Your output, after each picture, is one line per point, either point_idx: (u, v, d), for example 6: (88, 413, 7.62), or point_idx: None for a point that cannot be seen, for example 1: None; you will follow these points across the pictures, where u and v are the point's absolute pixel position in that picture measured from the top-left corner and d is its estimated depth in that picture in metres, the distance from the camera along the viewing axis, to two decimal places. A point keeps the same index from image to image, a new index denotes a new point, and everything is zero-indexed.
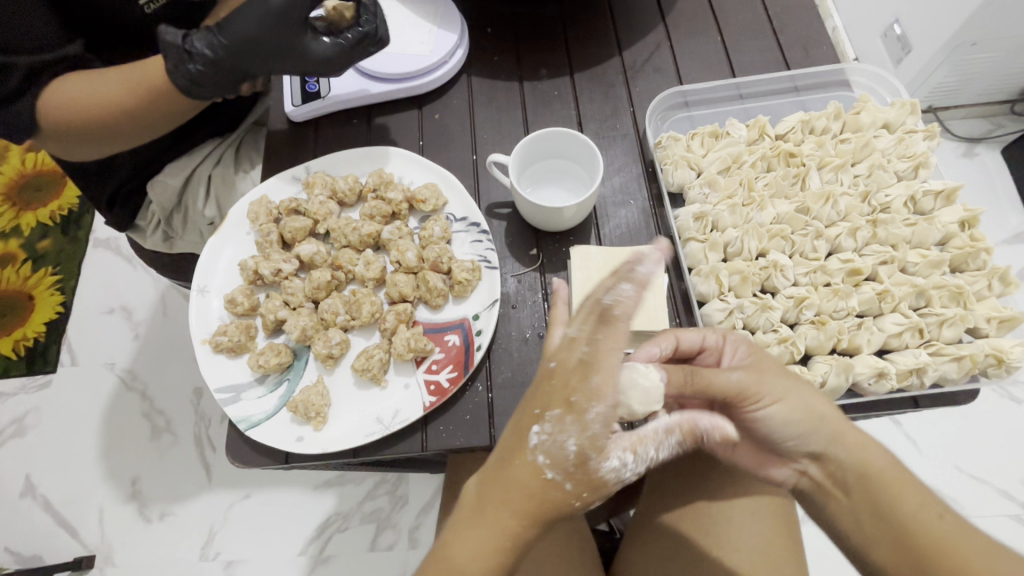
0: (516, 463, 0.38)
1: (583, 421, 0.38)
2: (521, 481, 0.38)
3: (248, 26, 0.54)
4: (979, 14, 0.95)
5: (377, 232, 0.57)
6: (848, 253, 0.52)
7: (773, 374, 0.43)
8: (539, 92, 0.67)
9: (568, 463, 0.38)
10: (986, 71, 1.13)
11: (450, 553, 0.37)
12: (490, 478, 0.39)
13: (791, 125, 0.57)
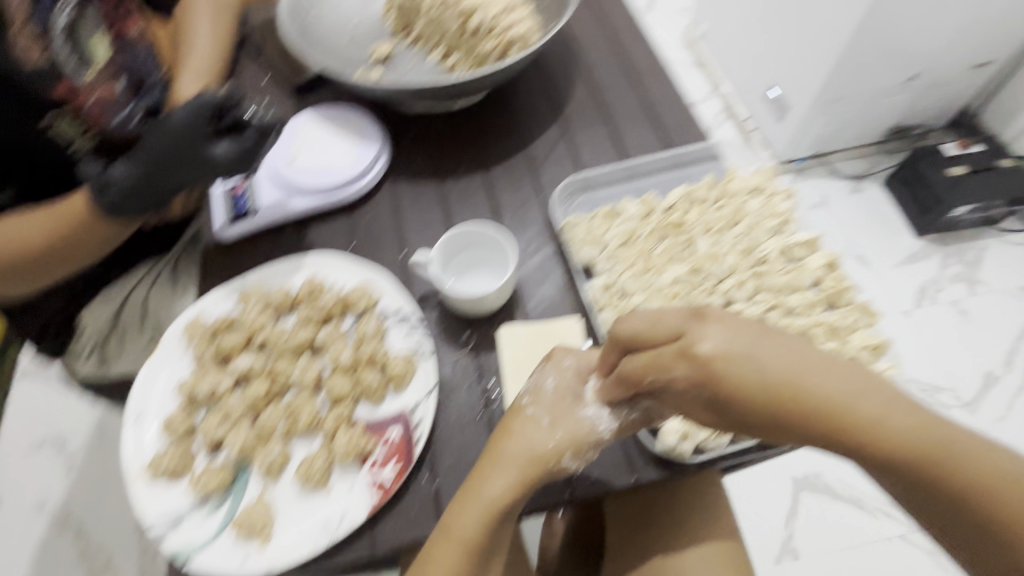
0: (517, 411, 0.52)
1: (560, 367, 0.53)
2: (522, 425, 0.51)
3: (155, 146, 0.61)
4: (833, 76, 1.16)
5: (312, 338, 0.60)
6: (740, 304, 0.59)
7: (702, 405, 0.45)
8: (457, 188, 0.74)
9: (547, 399, 0.52)
10: (853, 120, 1.30)
11: (479, 492, 0.49)
12: (499, 432, 0.52)
13: (676, 198, 0.66)
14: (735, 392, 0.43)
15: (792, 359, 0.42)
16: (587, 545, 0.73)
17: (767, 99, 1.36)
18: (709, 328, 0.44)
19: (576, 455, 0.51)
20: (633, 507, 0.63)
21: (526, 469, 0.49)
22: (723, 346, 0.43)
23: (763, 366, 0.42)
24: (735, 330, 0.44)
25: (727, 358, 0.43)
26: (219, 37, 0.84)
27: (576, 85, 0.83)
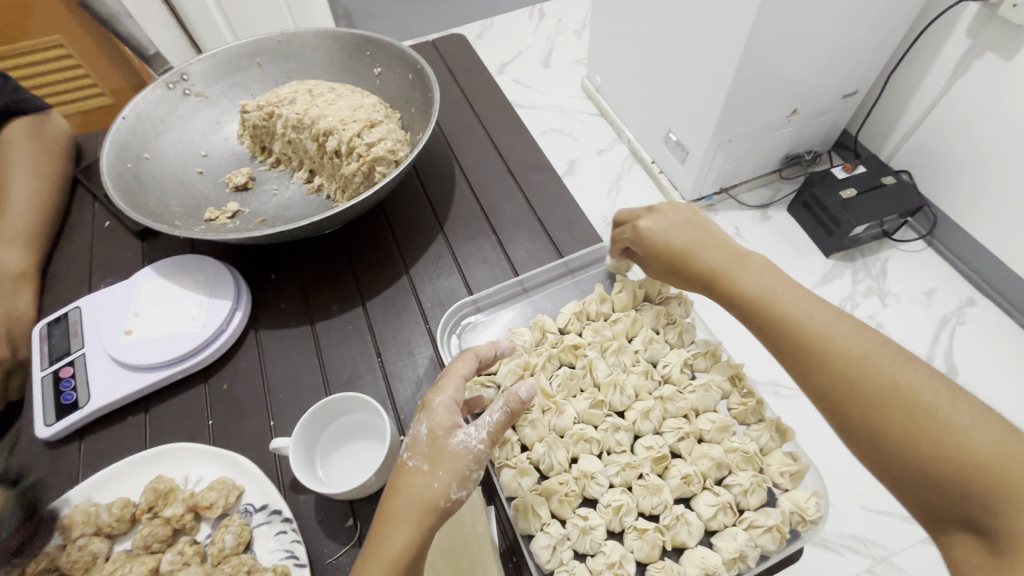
0: (404, 469, 0.44)
1: (430, 410, 0.46)
2: (412, 482, 0.43)
3: None
4: (723, 119, 0.97)
5: (154, 567, 0.49)
6: (648, 437, 0.53)
7: (678, 268, 0.53)
8: (332, 330, 0.66)
9: (422, 446, 0.44)
10: (750, 154, 1.11)
11: (381, 555, 0.40)
12: (390, 493, 0.43)
13: (568, 318, 0.61)
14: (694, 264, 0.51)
15: (701, 239, 0.52)
16: None
17: (669, 143, 1.13)
18: (651, 215, 0.56)
19: (464, 484, 0.43)
20: None
21: (423, 518, 0.41)
22: (654, 222, 0.55)
23: (666, 239, 0.54)
24: (684, 220, 0.54)
25: (648, 233, 0.55)
26: (43, 186, 0.74)
27: (455, 192, 0.78)
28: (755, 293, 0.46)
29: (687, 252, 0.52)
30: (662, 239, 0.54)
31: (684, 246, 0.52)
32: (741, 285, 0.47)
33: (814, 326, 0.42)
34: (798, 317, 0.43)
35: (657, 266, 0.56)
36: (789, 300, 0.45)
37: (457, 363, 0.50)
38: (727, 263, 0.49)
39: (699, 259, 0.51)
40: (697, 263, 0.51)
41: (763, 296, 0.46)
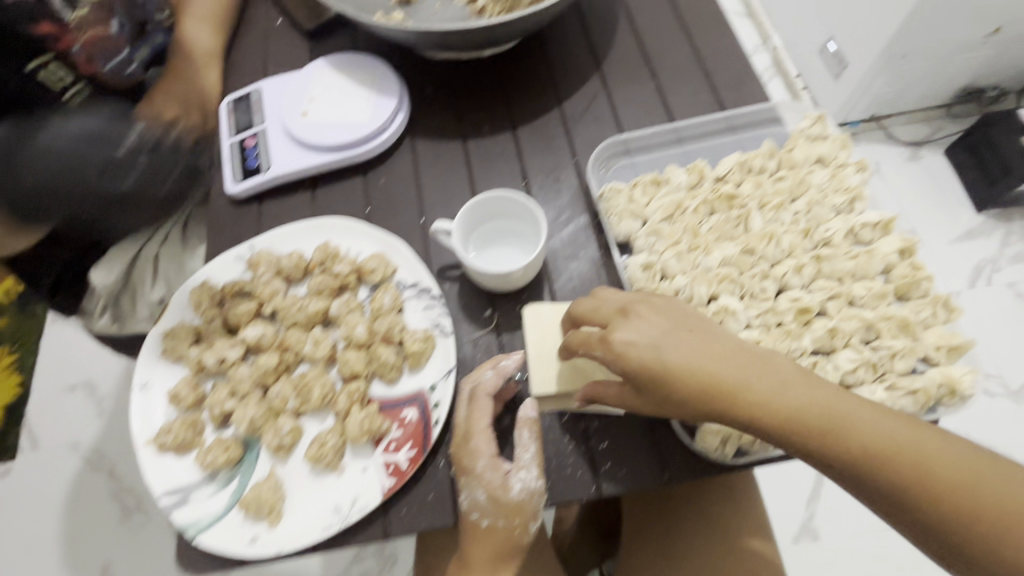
0: (477, 528, 0.47)
1: (477, 476, 0.47)
2: (490, 535, 0.47)
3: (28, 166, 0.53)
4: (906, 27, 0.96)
5: (325, 308, 0.56)
6: (796, 291, 0.52)
7: (664, 388, 0.41)
8: (482, 148, 0.68)
9: (487, 506, 0.47)
10: (923, 76, 1.10)
11: None
12: (468, 538, 0.48)
13: (729, 167, 0.58)
14: (679, 386, 0.41)
15: (679, 342, 0.42)
16: (604, 521, 0.80)
17: (825, 54, 1.16)
18: (630, 323, 0.43)
19: (536, 515, 0.48)
20: (654, 501, 0.62)
21: (502, 551, 0.48)
22: (640, 337, 0.42)
23: (652, 354, 0.41)
24: (646, 323, 0.43)
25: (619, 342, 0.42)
26: None
27: (618, 32, 0.74)
28: (823, 420, 0.38)
29: (681, 367, 0.41)
30: (660, 362, 0.41)
31: (664, 361, 0.41)
32: (790, 411, 0.39)
33: (877, 438, 0.38)
34: (861, 428, 0.38)
35: (641, 397, 0.43)
36: (833, 408, 0.39)
37: (479, 406, 0.50)
38: (747, 380, 0.40)
39: (684, 380, 0.41)
40: (708, 376, 0.40)
41: (820, 418, 0.38)
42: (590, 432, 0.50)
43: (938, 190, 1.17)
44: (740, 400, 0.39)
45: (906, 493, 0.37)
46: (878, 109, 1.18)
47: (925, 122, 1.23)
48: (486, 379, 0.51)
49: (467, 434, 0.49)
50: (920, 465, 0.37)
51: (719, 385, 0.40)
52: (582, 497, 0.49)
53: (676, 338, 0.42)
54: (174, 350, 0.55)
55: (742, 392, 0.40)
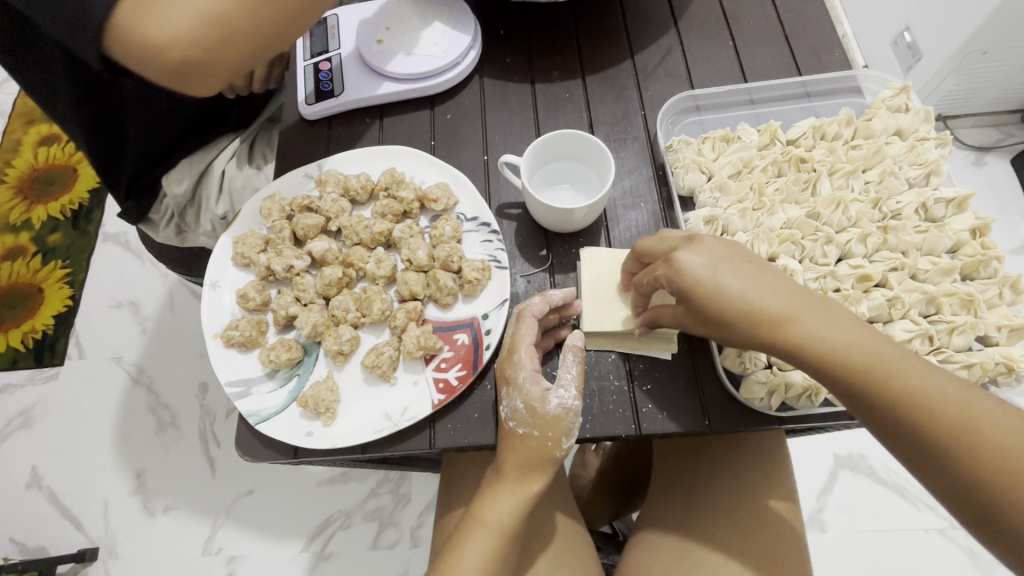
0: (513, 433, 0.49)
1: (519, 385, 0.49)
2: (527, 447, 0.48)
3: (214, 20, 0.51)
4: (990, 23, 0.92)
5: (388, 230, 0.58)
6: (858, 259, 0.52)
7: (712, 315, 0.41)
8: (550, 94, 0.68)
9: (526, 416, 0.48)
10: (1001, 76, 1.06)
11: (492, 510, 0.49)
12: (504, 447, 0.49)
13: (803, 131, 0.58)
14: (729, 315, 0.40)
15: (740, 271, 0.41)
16: (621, 483, 0.81)
17: (899, 44, 1.09)
18: (693, 247, 0.42)
19: (571, 434, 0.48)
20: (687, 449, 0.65)
21: (534, 465, 0.49)
22: (702, 261, 0.41)
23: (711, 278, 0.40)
24: (713, 250, 0.42)
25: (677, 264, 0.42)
26: None
27: None
28: (864, 364, 0.39)
29: (735, 295, 0.40)
30: (717, 288, 0.40)
31: (719, 287, 0.40)
32: (831, 349, 0.39)
33: (919, 394, 0.37)
34: (900, 383, 0.38)
35: (690, 319, 0.43)
36: (880, 353, 0.39)
37: (526, 323, 0.51)
38: (797, 314, 0.40)
39: (738, 306, 0.40)
40: (760, 308, 0.40)
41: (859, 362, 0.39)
42: (635, 373, 0.52)
43: (1001, 198, 1.13)
44: (788, 332, 0.40)
45: (935, 442, 0.37)
46: (946, 109, 1.13)
47: (994, 127, 1.18)
48: (537, 301, 0.52)
49: (514, 344, 0.50)
50: (955, 419, 0.37)
51: (769, 315, 0.40)
52: (622, 434, 0.50)
53: (735, 266, 0.41)
54: (244, 256, 0.57)
55: (791, 325, 0.40)
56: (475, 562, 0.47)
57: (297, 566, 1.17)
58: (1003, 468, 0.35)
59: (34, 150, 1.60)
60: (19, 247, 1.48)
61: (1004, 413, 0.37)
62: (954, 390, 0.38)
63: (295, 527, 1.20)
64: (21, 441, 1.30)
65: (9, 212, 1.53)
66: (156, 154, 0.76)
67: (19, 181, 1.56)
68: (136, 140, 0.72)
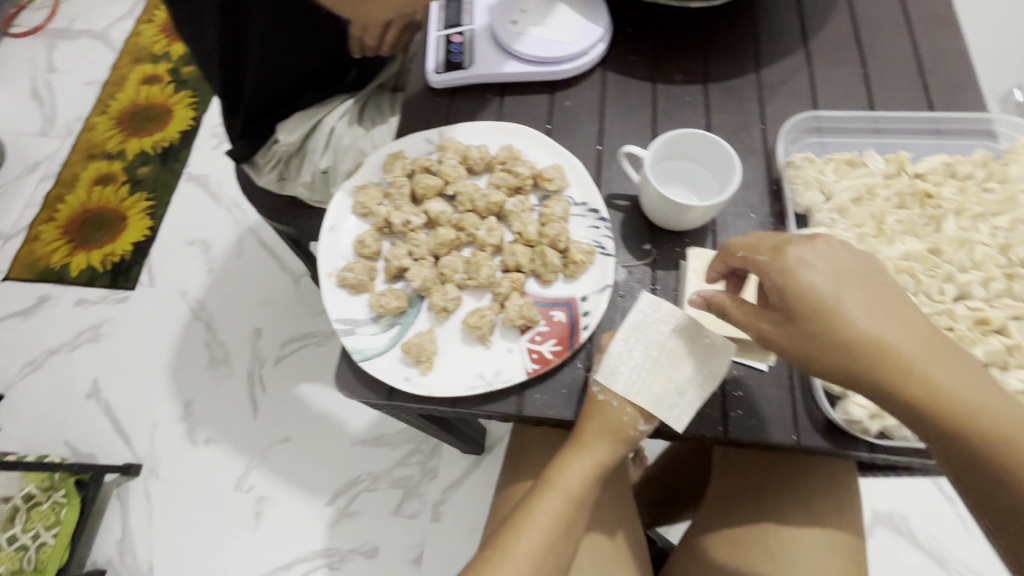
0: (595, 404, 0.50)
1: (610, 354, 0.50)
2: (607, 419, 0.50)
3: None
4: None
5: (501, 203, 0.60)
6: (978, 302, 0.51)
7: (796, 316, 0.42)
8: (670, 95, 0.68)
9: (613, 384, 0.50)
10: None
11: (564, 480, 0.51)
12: (582, 416, 0.51)
13: (933, 166, 0.57)
14: (819, 320, 0.41)
15: (867, 296, 0.41)
16: (670, 490, 0.81)
17: (1008, 101, 1.06)
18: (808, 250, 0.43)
19: (650, 417, 0.50)
20: (755, 470, 0.64)
21: (611, 439, 0.50)
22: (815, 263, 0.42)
23: (838, 298, 0.41)
24: (830, 257, 0.43)
25: (809, 286, 0.42)
26: None
27: (833, 12, 0.71)
28: (940, 395, 0.39)
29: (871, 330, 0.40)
30: (822, 290, 0.41)
31: (847, 308, 0.41)
32: (918, 372, 0.39)
33: (994, 428, 0.37)
34: (971, 414, 0.38)
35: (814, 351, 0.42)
36: (970, 394, 0.38)
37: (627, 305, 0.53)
38: (891, 334, 0.40)
39: (833, 310, 0.41)
40: (850, 321, 0.40)
41: (935, 390, 0.39)
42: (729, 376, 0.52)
43: None
44: (881, 352, 0.40)
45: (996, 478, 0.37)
46: None
47: None
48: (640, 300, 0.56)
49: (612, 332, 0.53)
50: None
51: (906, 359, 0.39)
52: (708, 433, 0.50)
53: (852, 277, 0.42)
54: (364, 206, 0.60)
55: (887, 348, 0.40)
56: (543, 522, 0.50)
57: (321, 518, 1.21)
58: None
59: (138, 87, 1.71)
60: (112, 175, 1.58)
61: None
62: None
63: (324, 480, 1.24)
64: (88, 353, 1.39)
65: (108, 140, 1.63)
66: (277, 100, 0.82)
67: (121, 114, 1.67)
68: (255, 85, 0.76)
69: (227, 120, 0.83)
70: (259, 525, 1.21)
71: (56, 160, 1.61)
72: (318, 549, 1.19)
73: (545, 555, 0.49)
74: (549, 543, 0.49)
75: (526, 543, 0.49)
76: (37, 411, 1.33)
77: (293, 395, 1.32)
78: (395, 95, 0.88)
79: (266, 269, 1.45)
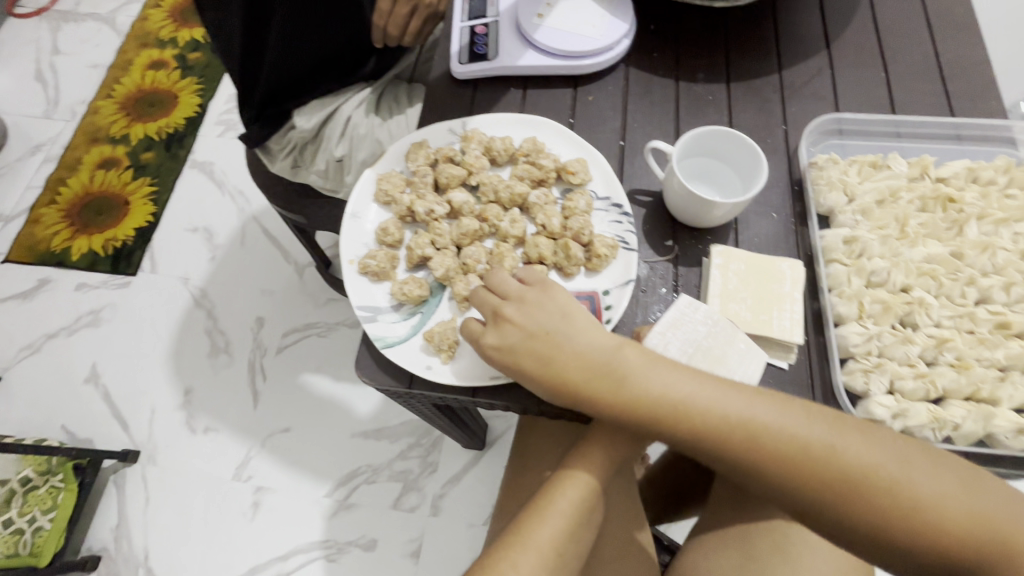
0: None
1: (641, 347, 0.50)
2: None
3: None
4: None
5: (525, 195, 0.60)
6: (998, 306, 0.52)
7: (550, 371, 0.47)
8: (693, 94, 0.68)
9: None
10: None
11: (587, 467, 0.52)
12: None
13: (955, 171, 0.58)
14: (562, 376, 0.47)
15: (580, 334, 0.48)
16: (674, 490, 0.81)
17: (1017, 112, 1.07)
18: (515, 309, 0.49)
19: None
20: None
21: None
22: (520, 318, 0.49)
23: (555, 351, 0.47)
24: (535, 310, 0.49)
25: (553, 352, 0.47)
26: None
27: (854, 16, 0.72)
28: (683, 412, 0.44)
29: (649, 390, 0.45)
30: (548, 348, 0.47)
31: (568, 353, 0.47)
32: (649, 395, 0.45)
33: (738, 422, 0.43)
34: (713, 416, 0.43)
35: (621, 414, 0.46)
36: (701, 399, 0.44)
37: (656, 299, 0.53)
38: (617, 369, 0.46)
39: (565, 363, 0.47)
40: (582, 365, 0.46)
41: (673, 407, 0.44)
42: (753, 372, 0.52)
43: None
44: (622, 388, 0.45)
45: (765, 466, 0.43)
46: None
47: None
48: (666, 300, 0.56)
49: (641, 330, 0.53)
50: (887, 479, 0.41)
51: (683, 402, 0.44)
52: None
53: (554, 326, 0.48)
54: (387, 193, 0.60)
55: (624, 381, 0.45)
56: (565, 509, 0.49)
57: (319, 510, 1.21)
58: (813, 466, 0.42)
59: (143, 72, 1.69)
60: (115, 159, 1.57)
61: (805, 428, 0.43)
62: (830, 429, 0.43)
63: (323, 472, 1.24)
64: (87, 338, 1.37)
65: (112, 124, 1.62)
66: (295, 87, 0.81)
67: (127, 98, 1.66)
68: (274, 70, 0.76)
69: (242, 103, 0.83)
70: (256, 515, 1.21)
71: (59, 143, 1.60)
72: (316, 541, 1.18)
73: (565, 544, 0.48)
74: (571, 530, 0.49)
75: (548, 531, 0.48)
76: (33, 395, 1.32)
77: (294, 386, 1.32)
78: (413, 86, 0.88)
79: (270, 258, 1.45)
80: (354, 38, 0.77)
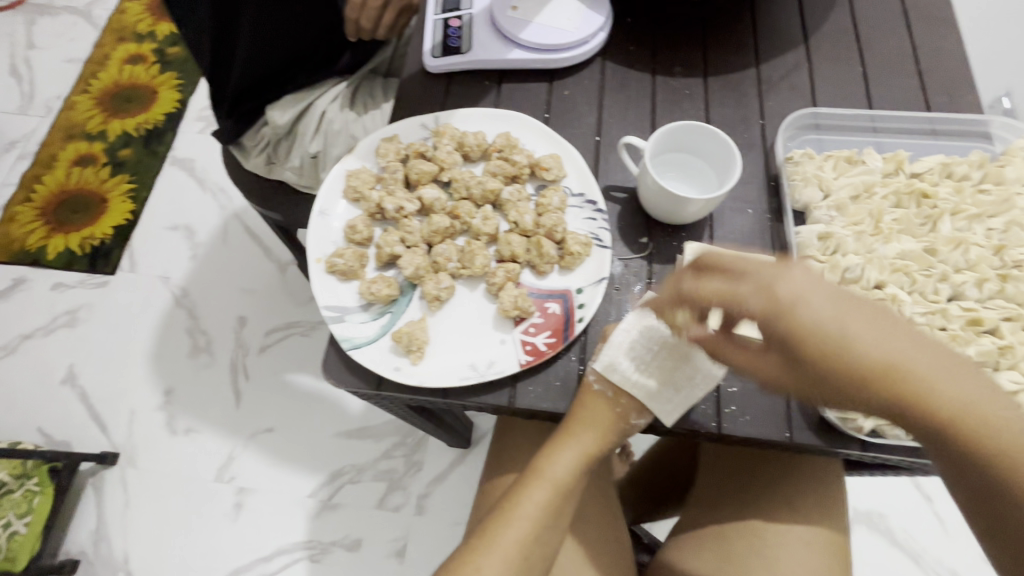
0: (588, 395, 0.50)
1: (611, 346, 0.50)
2: (602, 408, 0.50)
3: None
4: None
5: (498, 191, 0.59)
6: (972, 302, 0.52)
7: (805, 355, 0.34)
8: (670, 88, 0.67)
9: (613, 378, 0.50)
10: None
11: (553, 469, 0.51)
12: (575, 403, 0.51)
13: (930, 166, 0.57)
14: (815, 353, 0.34)
15: (869, 324, 0.34)
16: (656, 489, 0.81)
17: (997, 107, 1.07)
18: (796, 273, 0.35)
19: (644, 411, 0.51)
20: (739, 469, 0.64)
21: (605, 428, 0.51)
22: (813, 297, 0.34)
23: (824, 328, 0.34)
24: (823, 286, 0.34)
25: (815, 324, 0.34)
26: None
27: (832, 9, 0.71)
28: (975, 437, 0.31)
29: (937, 398, 0.32)
30: (815, 322, 0.34)
31: (841, 335, 0.33)
32: (942, 409, 0.31)
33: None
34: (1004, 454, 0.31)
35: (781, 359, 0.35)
36: (1001, 427, 0.31)
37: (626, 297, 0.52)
38: (914, 373, 0.32)
39: (829, 345, 0.33)
40: (855, 356, 0.33)
41: (962, 427, 0.31)
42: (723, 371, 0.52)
43: None
44: (906, 391, 0.32)
45: None
46: None
47: None
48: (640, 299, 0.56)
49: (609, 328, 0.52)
50: None
51: (986, 432, 0.31)
52: (701, 427, 0.49)
53: (856, 312, 0.34)
54: (356, 190, 0.59)
55: (909, 385, 0.32)
56: (531, 512, 0.48)
57: (302, 511, 1.19)
58: None
59: (120, 67, 1.65)
60: (92, 156, 1.53)
61: None
62: None
63: (306, 472, 1.22)
64: (63, 339, 1.34)
65: (88, 120, 1.58)
66: (267, 82, 0.79)
67: (103, 93, 1.62)
68: (246, 67, 0.74)
69: (213, 99, 0.80)
70: (239, 516, 1.19)
71: (34, 139, 1.56)
72: (299, 542, 1.17)
73: (531, 547, 0.48)
74: (538, 532, 0.48)
75: (514, 533, 0.47)
76: (9, 397, 1.29)
77: (276, 385, 1.30)
78: (388, 81, 0.87)
79: (251, 256, 1.42)
80: (327, 30, 0.76)
